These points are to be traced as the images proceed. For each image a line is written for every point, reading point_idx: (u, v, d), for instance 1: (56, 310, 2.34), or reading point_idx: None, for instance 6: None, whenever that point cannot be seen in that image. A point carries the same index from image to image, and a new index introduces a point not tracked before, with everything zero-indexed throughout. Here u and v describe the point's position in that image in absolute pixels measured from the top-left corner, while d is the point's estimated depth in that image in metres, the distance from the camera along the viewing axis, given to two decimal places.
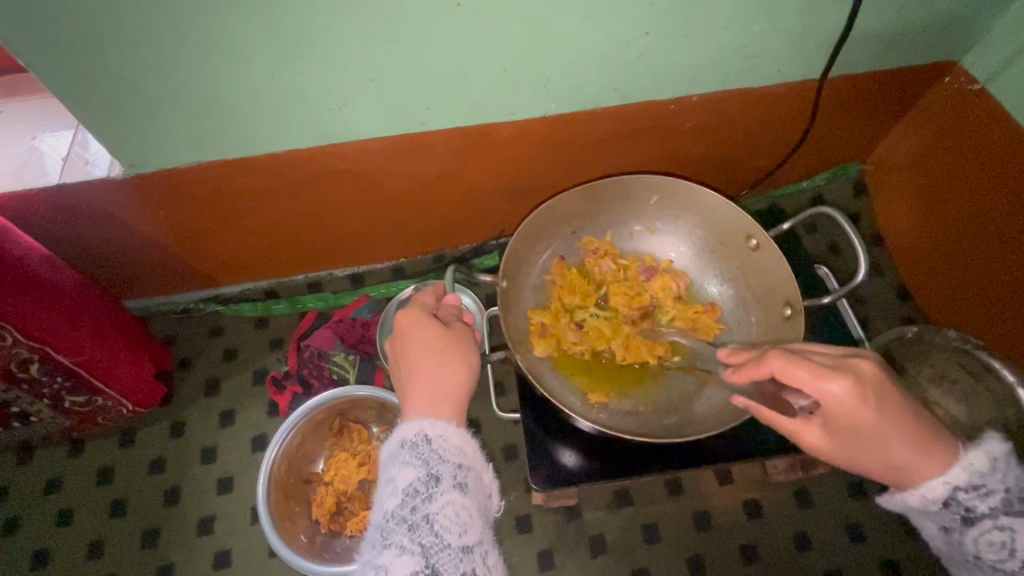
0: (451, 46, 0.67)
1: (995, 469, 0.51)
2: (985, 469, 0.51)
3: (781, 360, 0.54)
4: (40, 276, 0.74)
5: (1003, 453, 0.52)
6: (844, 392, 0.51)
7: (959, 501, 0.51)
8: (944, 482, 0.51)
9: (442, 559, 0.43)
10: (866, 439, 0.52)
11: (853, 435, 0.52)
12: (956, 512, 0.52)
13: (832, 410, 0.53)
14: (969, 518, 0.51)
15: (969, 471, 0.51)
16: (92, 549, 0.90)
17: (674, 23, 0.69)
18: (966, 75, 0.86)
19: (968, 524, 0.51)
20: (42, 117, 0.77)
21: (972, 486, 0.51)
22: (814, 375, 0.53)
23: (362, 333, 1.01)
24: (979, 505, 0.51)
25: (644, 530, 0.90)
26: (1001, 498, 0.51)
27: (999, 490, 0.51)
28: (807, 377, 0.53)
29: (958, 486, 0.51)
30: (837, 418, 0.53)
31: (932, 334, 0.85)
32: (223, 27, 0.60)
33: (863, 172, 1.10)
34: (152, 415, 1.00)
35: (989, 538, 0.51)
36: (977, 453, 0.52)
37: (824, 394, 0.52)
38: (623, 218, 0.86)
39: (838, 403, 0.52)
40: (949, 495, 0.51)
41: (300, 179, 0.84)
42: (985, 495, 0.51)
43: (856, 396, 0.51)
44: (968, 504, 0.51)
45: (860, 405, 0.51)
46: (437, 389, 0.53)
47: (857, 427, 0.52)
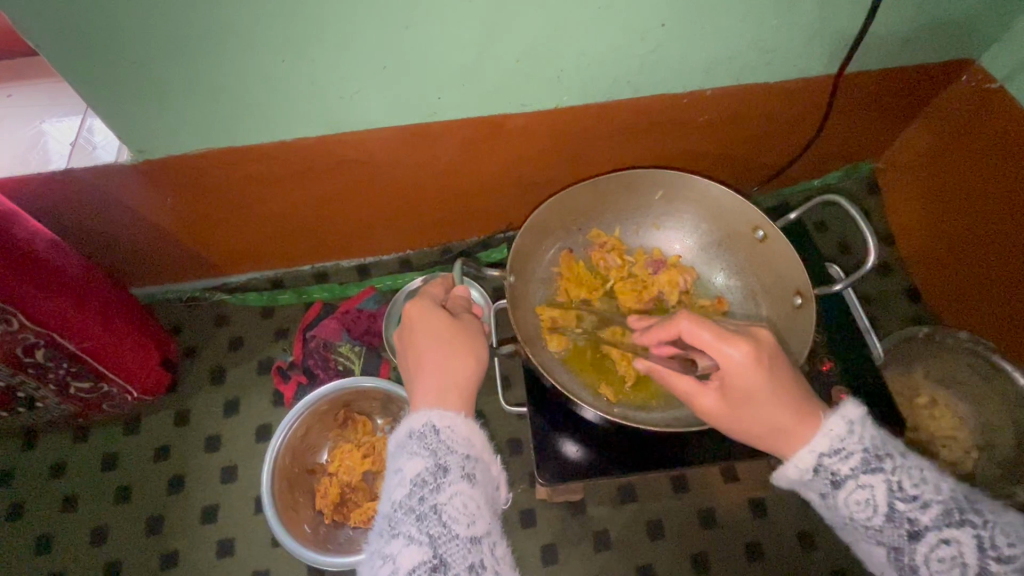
0: (465, 36, 0.66)
1: (855, 433, 0.51)
2: (844, 432, 0.51)
3: (691, 322, 0.55)
4: (48, 261, 0.74)
5: (862, 415, 0.52)
6: (743, 355, 0.53)
7: (825, 466, 0.51)
8: (809, 449, 0.52)
9: (450, 549, 0.43)
10: (752, 400, 0.54)
11: (747, 397, 0.54)
12: (825, 478, 0.51)
13: (730, 375, 0.54)
14: (836, 482, 0.50)
15: (830, 436, 0.51)
16: (96, 536, 0.91)
17: (690, 16, 0.68)
18: (983, 72, 0.84)
19: (836, 487, 0.50)
20: (50, 102, 0.77)
21: (833, 450, 0.51)
22: (712, 336, 0.54)
23: (367, 324, 1.00)
24: (842, 467, 0.50)
25: (649, 527, 0.90)
26: (860, 457, 0.50)
27: (858, 449, 0.50)
28: (711, 340, 0.54)
29: (822, 453, 0.51)
30: (733, 384, 0.54)
31: (943, 334, 0.87)
32: (236, 12, 0.59)
33: (874, 171, 1.09)
34: (157, 403, 1.00)
35: (856, 499, 0.49)
36: (835, 418, 0.52)
37: (724, 358, 0.54)
38: (632, 211, 0.85)
39: (735, 367, 0.53)
40: (816, 462, 0.51)
41: (307, 168, 0.83)
42: (845, 457, 0.50)
43: (751, 362, 0.53)
44: (833, 468, 0.51)
45: (754, 370, 0.53)
46: (444, 381, 0.53)
47: (751, 391, 0.53)
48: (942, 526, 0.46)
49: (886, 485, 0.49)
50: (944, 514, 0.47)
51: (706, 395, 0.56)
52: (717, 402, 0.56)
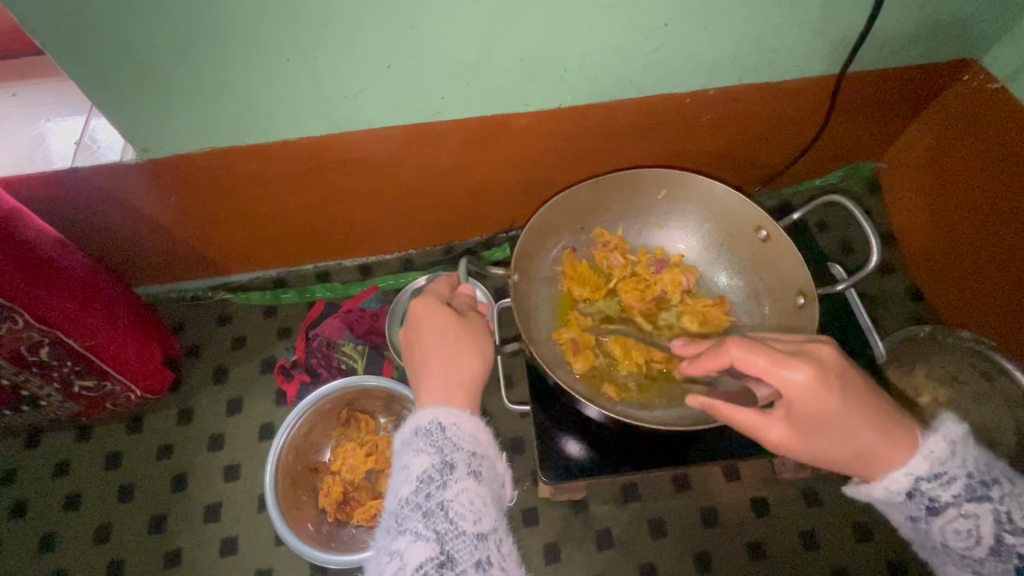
0: (469, 35, 0.66)
1: (956, 458, 0.51)
2: (946, 457, 0.51)
3: (743, 349, 0.52)
4: (53, 260, 0.74)
5: (964, 440, 0.51)
6: (806, 378, 0.50)
7: (922, 491, 0.51)
8: (907, 473, 0.51)
9: (457, 545, 0.43)
10: (829, 426, 0.51)
11: (822, 424, 0.51)
12: (921, 503, 0.51)
13: (798, 401, 0.51)
14: (933, 508, 0.51)
15: (929, 460, 0.51)
16: (99, 535, 0.91)
17: (694, 15, 0.69)
18: (985, 73, 0.85)
19: (933, 513, 0.51)
20: (54, 101, 0.77)
21: (933, 475, 0.51)
22: (769, 361, 0.51)
23: (370, 323, 1.01)
24: (943, 494, 0.50)
25: (651, 525, 0.90)
26: (963, 485, 0.50)
27: (962, 477, 0.50)
28: (767, 365, 0.51)
29: (920, 478, 0.51)
30: (803, 411, 0.51)
31: (945, 334, 0.88)
32: (243, 12, 0.59)
33: (875, 171, 1.09)
34: (160, 402, 1.00)
35: (955, 527, 0.50)
36: (936, 441, 0.51)
37: (788, 384, 0.51)
38: (635, 210, 0.86)
39: (801, 392, 0.51)
40: (912, 487, 0.51)
41: (311, 167, 0.83)
42: (947, 484, 0.50)
43: (820, 384, 0.50)
44: (930, 494, 0.51)
45: (824, 392, 0.50)
46: (450, 378, 0.53)
47: (826, 416, 0.51)
48: None
49: (993, 515, 0.49)
50: None
51: (775, 426, 0.53)
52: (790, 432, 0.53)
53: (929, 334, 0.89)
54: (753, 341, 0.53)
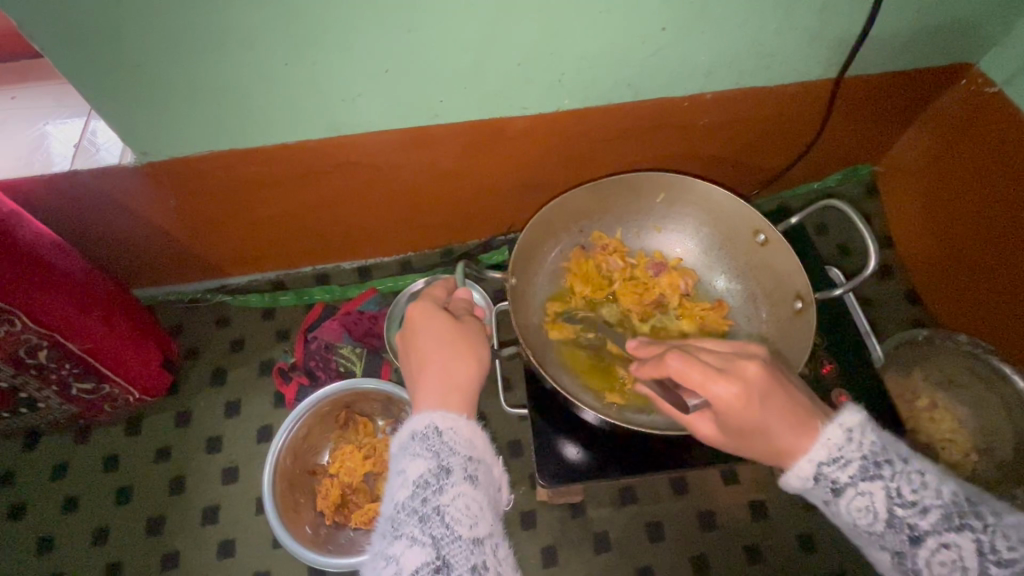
0: (467, 39, 0.67)
1: (854, 440, 0.51)
2: (843, 440, 0.51)
3: (679, 361, 0.53)
4: (51, 262, 0.74)
5: (861, 422, 0.51)
6: (732, 394, 0.51)
7: (826, 475, 0.51)
8: (808, 459, 0.51)
9: (453, 550, 0.43)
10: (749, 433, 0.53)
11: (743, 430, 0.53)
12: (825, 485, 0.51)
13: (723, 410, 0.53)
14: (837, 490, 0.50)
15: (828, 444, 0.51)
16: (97, 537, 0.91)
17: (691, 20, 0.69)
18: (983, 77, 0.85)
19: (837, 495, 0.50)
20: (52, 104, 0.77)
21: (832, 458, 0.51)
22: (701, 376, 0.52)
23: (369, 326, 1.00)
24: (842, 475, 0.50)
25: (649, 528, 0.90)
26: (860, 465, 0.50)
27: (857, 457, 0.50)
28: (698, 380, 0.52)
29: (821, 462, 0.51)
30: (727, 418, 0.53)
31: (942, 337, 0.89)
32: (240, 15, 0.60)
33: (873, 175, 1.09)
34: (158, 404, 1.00)
35: (856, 506, 0.50)
36: (833, 426, 0.51)
37: (714, 396, 0.52)
38: (633, 214, 0.86)
39: (726, 406, 0.52)
40: (815, 471, 0.51)
41: (309, 170, 0.83)
42: (844, 465, 0.50)
43: (742, 397, 0.51)
44: (831, 476, 0.50)
45: (745, 406, 0.51)
46: (447, 383, 0.53)
47: (748, 425, 0.52)
48: (942, 530, 0.47)
49: (885, 491, 0.49)
50: (944, 518, 0.48)
51: (702, 422, 0.56)
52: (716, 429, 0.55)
53: (925, 338, 0.90)
54: (691, 353, 0.54)
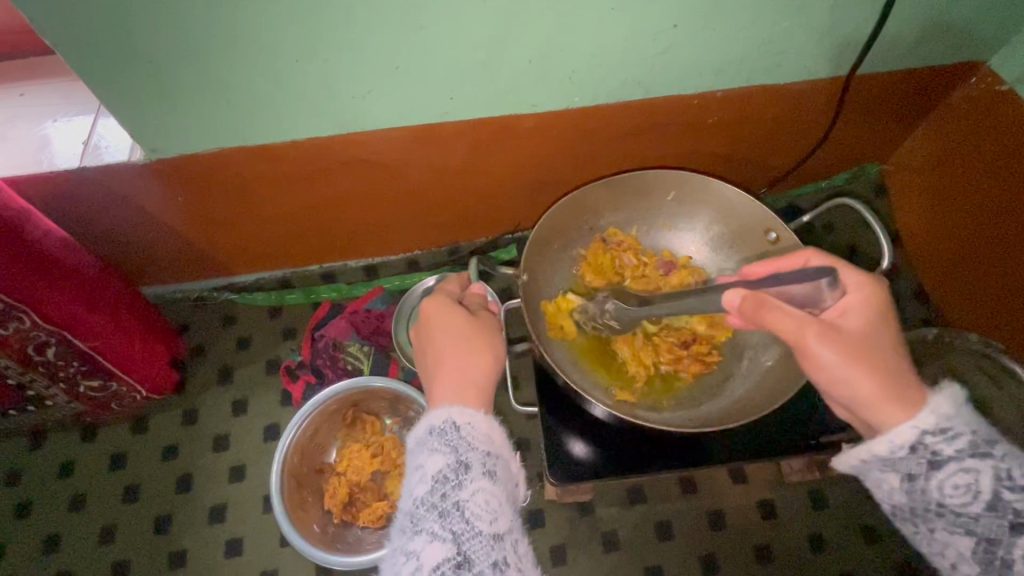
0: (478, 36, 0.67)
1: (961, 415, 0.50)
2: (951, 413, 0.50)
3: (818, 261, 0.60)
4: (60, 259, 0.74)
5: (968, 402, 0.51)
6: (867, 298, 0.56)
7: (926, 446, 0.50)
8: (912, 426, 0.50)
9: (474, 546, 0.43)
10: (872, 344, 0.54)
11: (865, 335, 0.54)
12: (923, 457, 0.50)
13: (851, 315, 0.56)
14: (934, 463, 0.49)
15: (936, 414, 0.50)
16: (104, 536, 0.90)
17: (703, 17, 0.69)
18: (993, 75, 0.85)
19: (933, 469, 0.50)
20: (61, 101, 0.77)
21: (939, 430, 0.50)
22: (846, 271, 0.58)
23: (376, 324, 1.01)
24: (945, 449, 0.49)
25: (658, 528, 0.89)
26: (968, 441, 0.49)
27: (967, 434, 0.49)
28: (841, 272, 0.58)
29: (925, 430, 0.50)
30: (855, 323, 0.55)
31: (953, 336, 0.88)
32: (253, 11, 0.59)
33: (881, 174, 1.09)
34: (165, 403, 0.99)
35: (954, 483, 0.49)
36: (941, 398, 0.51)
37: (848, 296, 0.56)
38: (643, 212, 0.86)
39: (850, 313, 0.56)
40: (916, 439, 0.50)
41: (319, 168, 0.83)
42: (951, 439, 0.49)
43: (871, 306, 0.56)
44: (933, 448, 0.50)
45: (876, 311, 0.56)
46: (464, 377, 0.53)
47: (870, 331, 0.55)
48: None
49: (994, 472, 0.48)
50: None
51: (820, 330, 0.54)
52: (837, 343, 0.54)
53: (934, 338, 0.90)
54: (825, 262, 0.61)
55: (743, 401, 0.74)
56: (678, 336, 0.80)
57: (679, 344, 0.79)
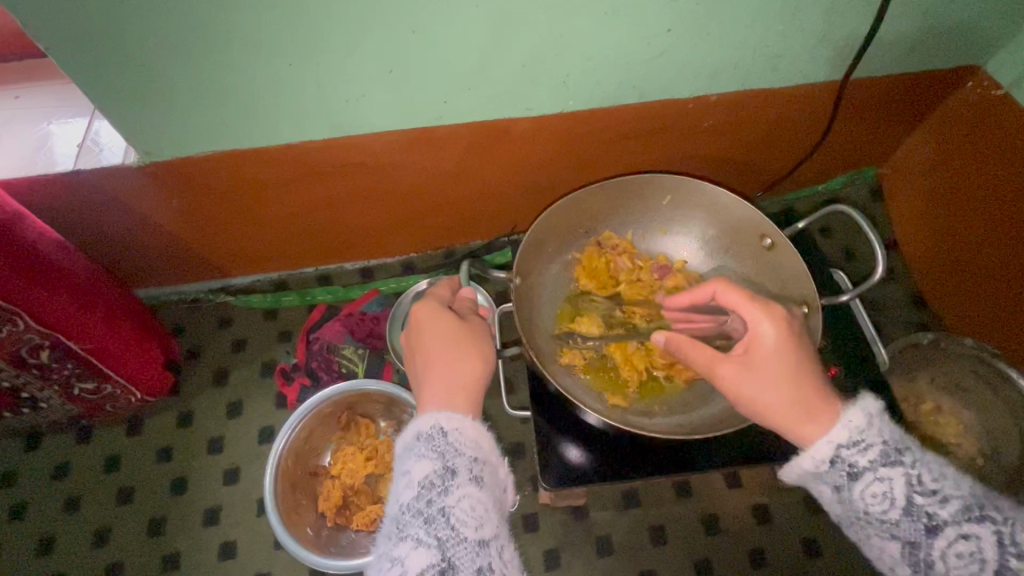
0: (472, 40, 0.67)
1: (874, 425, 0.50)
2: (863, 424, 0.50)
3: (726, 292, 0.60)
4: (54, 262, 0.74)
5: (881, 411, 0.51)
6: (774, 325, 0.57)
7: (842, 458, 0.50)
8: (829, 441, 0.51)
9: (459, 552, 0.43)
10: (778, 369, 0.55)
11: (770, 363, 0.56)
12: (842, 469, 0.50)
13: (761, 346, 0.57)
14: (853, 474, 0.49)
15: (848, 428, 0.50)
16: (98, 538, 0.90)
17: (697, 21, 0.69)
18: (990, 80, 0.85)
19: (853, 479, 0.49)
20: (55, 104, 0.77)
21: (852, 441, 0.50)
22: (746, 300, 0.59)
23: (371, 327, 1.00)
24: (860, 460, 0.49)
25: (652, 532, 0.89)
26: (880, 450, 0.49)
27: (878, 442, 0.49)
28: (741, 301, 0.59)
29: (839, 444, 0.50)
30: (762, 352, 0.57)
31: (949, 342, 0.87)
32: (246, 15, 0.59)
33: (878, 177, 1.09)
34: (160, 405, 0.99)
35: (872, 492, 0.48)
36: (853, 409, 0.51)
37: (756, 326, 0.58)
38: (638, 216, 0.86)
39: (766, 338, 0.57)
40: (833, 453, 0.50)
41: (312, 171, 0.83)
42: (864, 449, 0.49)
43: (781, 333, 0.56)
44: (850, 460, 0.50)
45: (785, 337, 0.56)
46: (452, 382, 0.53)
47: (777, 357, 0.56)
48: (962, 520, 0.45)
49: (905, 478, 0.48)
50: (964, 509, 0.46)
51: (727, 364, 0.58)
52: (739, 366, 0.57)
53: (930, 343, 0.89)
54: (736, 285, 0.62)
55: (737, 406, 0.74)
56: None
57: None
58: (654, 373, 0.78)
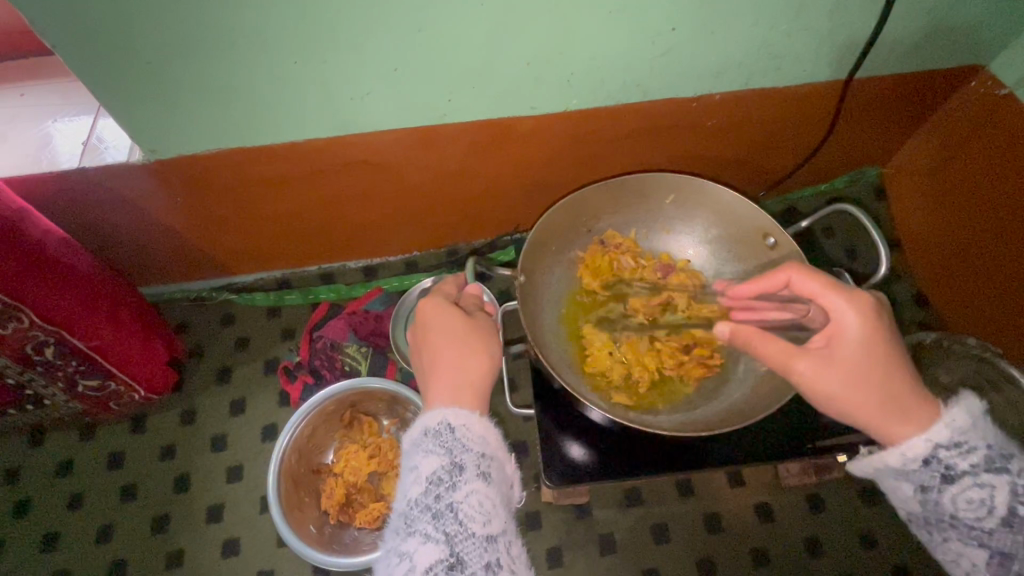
0: (477, 39, 0.67)
1: (976, 430, 0.52)
2: (966, 426, 0.52)
3: (801, 278, 0.58)
4: (59, 259, 0.74)
5: (984, 415, 0.53)
6: (857, 315, 0.55)
7: (939, 459, 0.52)
8: (926, 439, 0.52)
9: (467, 547, 0.43)
10: (864, 363, 0.54)
11: (855, 356, 0.54)
12: (936, 470, 0.52)
13: (843, 338, 0.55)
14: (948, 476, 0.51)
15: (951, 428, 0.52)
16: (101, 535, 0.90)
17: (701, 20, 0.69)
18: (993, 79, 0.85)
19: (946, 482, 0.51)
20: (61, 101, 0.77)
21: (954, 444, 0.51)
22: (828, 289, 0.56)
23: (374, 326, 1.01)
24: (960, 463, 0.51)
25: (654, 530, 0.89)
26: (983, 456, 0.51)
27: (981, 447, 0.51)
28: (822, 290, 0.57)
29: (938, 444, 0.52)
30: (847, 345, 0.55)
31: (951, 341, 0.88)
32: (253, 13, 0.60)
33: (881, 177, 1.09)
34: (163, 402, 1.00)
35: (968, 496, 0.51)
36: (958, 411, 0.52)
37: (838, 316, 0.55)
38: (641, 215, 0.86)
39: (852, 330, 0.55)
40: (929, 453, 0.52)
41: (317, 169, 0.83)
42: (966, 453, 0.51)
43: (865, 325, 0.54)
44: (948, 462, 0.51)
45: (871, 328, 0.54)
46: (459, 379, 0.53)
47: (862, 349, 0.54)
48: None
49: (1009, 487, 0.50)
50: None
51: (807, 358, 0.55)
52: (828, 369, 0.54)
53: (932, 342, 0.90)
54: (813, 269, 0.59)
55: (740, 404, 0.75)
56: (681, 340, 0.79)
57: (681, 349, 0.78)
58: (660, 372, 0.78)
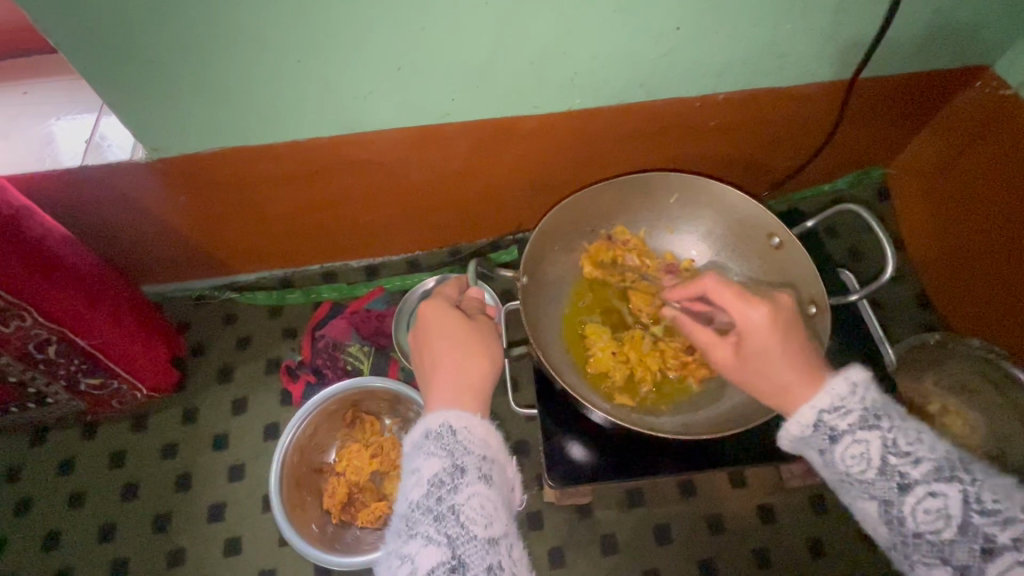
0: (479, 38, 0.66)
1: (858, 391, 0.49)
2: (845, 391, 0.50)
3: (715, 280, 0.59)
4: (61, 258, 0.74)
5: (868, 379, 0.50)
6: (761, 316, 0.55)
7: (825, 422, 0.50)
8: (811, 406, 0.51)
9: (468, 550, 0.43)
10: (764, 361, 0.55)
11: (759, 353, 0.55)
12: (824, 433, 0.50)
13: (750, 335, 0.56)
14: (833, 437, 0.49)
15: (831, 392, 0.50)
16: (103, 533, 0.91)
17: (705, 19, 0.68)
18: (998, 79, 0.84)
19: (833, 442, 0.49)
20: (64, 99, 0.77)
21: (833, 406, 0.50)
22: (730, 291, 0.58)
23: (376, 324, 1.00)
24: (841, 423, 0.49)
25: (656, 531, 0.89)
26: (859, 415, 0.49)
27: (858, 407, 0.49)
28: (731, 297, 0.57)
29: (822, 409, 0.50)
30: (753, 343, 0.56)
31: (956, 342, 0.89)
32: (255, 11, 0.59)
33: (885, 177, 1.09)
34: (165, 401, 1.00)
35: (851, 454, 0.48)
36: (837, 379, 0.50)
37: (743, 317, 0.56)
38: (645, 215, 0.85)
39: (751, 326, 0.56)
40: (816, 417, 0.50)
41: (319, 167, 0.83)
42: (844, 414, 0.49)
43: (768, 324, 0.55)
44: (831, 424, 0.50)
45: (773, 330, 0.55)
46: (460, 382, 0.53)
47: (765, 348, 0.55)
48: (932, 480, 0.45)
49: (882, 441, 0.47)
50: (936, 470, 0.46)
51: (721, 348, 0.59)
52: (730, 356, 0.58)
53: (939, 342, 0.90)
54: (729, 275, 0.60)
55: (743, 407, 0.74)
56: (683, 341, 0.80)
57: (685, 350, 0.79)
58: (662, 373, 0.78)
